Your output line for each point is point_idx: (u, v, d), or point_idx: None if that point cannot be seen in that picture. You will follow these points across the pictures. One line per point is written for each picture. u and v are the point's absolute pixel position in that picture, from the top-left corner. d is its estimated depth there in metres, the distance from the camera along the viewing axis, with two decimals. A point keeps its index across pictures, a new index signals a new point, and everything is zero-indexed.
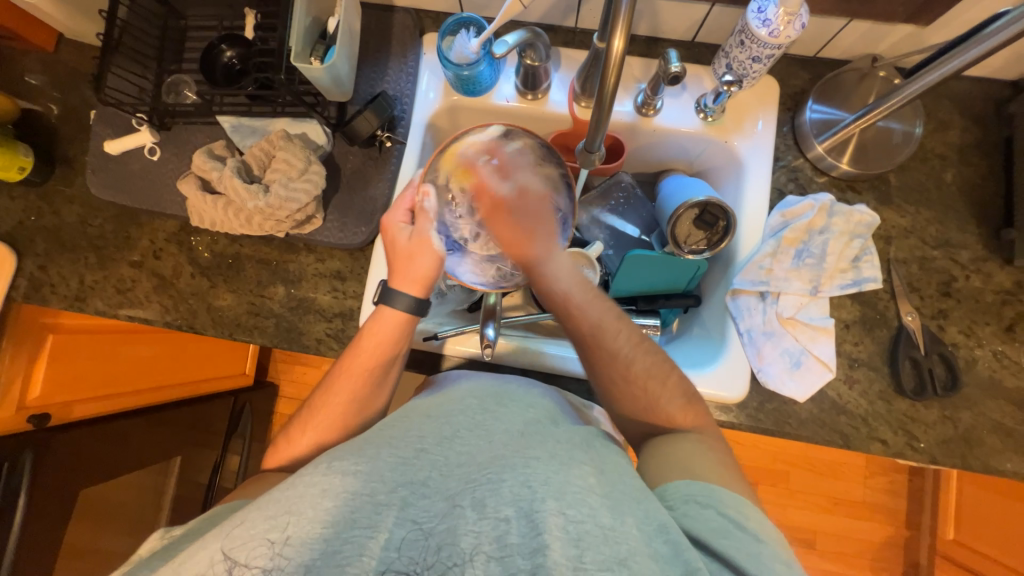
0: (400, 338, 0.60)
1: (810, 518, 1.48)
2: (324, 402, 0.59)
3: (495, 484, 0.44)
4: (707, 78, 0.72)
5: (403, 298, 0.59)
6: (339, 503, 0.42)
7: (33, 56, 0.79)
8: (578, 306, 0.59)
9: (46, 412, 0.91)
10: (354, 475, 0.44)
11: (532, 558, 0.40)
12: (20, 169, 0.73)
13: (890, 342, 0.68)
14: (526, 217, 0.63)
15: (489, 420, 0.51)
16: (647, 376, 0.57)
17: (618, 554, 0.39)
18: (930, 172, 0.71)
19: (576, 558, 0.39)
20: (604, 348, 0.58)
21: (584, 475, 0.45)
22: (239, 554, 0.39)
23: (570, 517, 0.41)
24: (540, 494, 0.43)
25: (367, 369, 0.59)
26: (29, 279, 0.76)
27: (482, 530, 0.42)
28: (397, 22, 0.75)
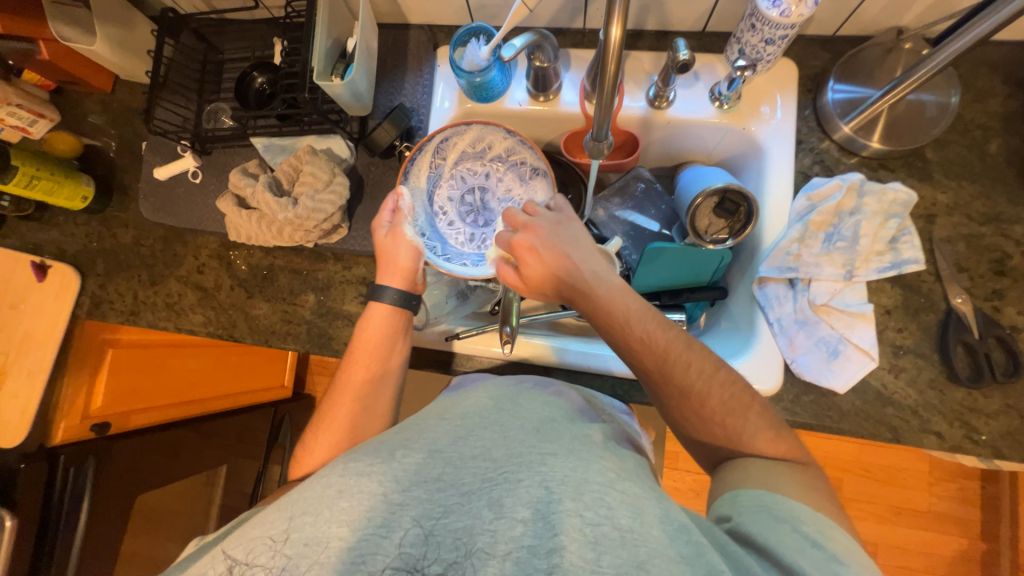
0: (396, 331, 0.64)
1: (869, 529, 1.37)
2: (334, 400, 0.62)
3: (510, 483, 0.44)
4: (720, 66, 0.71)
5: (390, 292, 0.63)
6: (355, 503, 0.43)
7: (94, 97, 0.88)
8: (641, 331, 0.55)
9: (105, 421, 0.98)
10: (369, 476, 0.44)
11: (548, 558, 0.40)
12: (83, 198, 0.81)
13: (939, 326, 0.63)
14: (557, 250, 0.58)
15: (505, 418, 0.51)
16: (703, 390, 0.52)
17: (636, 559, 0.39)
18: (972, 145, 0.67)
19: (593, 561, 0.39)
20: (672, 380, 0.53)
21: (605, 471, 0.45)
22: (240, 554, 0.42)
23: (587, 519, 0.41)
24: (557, 494, 0.43)
25: (373, 361, 0.63)
26: (91, 297, 0.84)
27: (498, 529, 0.42)
28: (412, 39, 0.78)
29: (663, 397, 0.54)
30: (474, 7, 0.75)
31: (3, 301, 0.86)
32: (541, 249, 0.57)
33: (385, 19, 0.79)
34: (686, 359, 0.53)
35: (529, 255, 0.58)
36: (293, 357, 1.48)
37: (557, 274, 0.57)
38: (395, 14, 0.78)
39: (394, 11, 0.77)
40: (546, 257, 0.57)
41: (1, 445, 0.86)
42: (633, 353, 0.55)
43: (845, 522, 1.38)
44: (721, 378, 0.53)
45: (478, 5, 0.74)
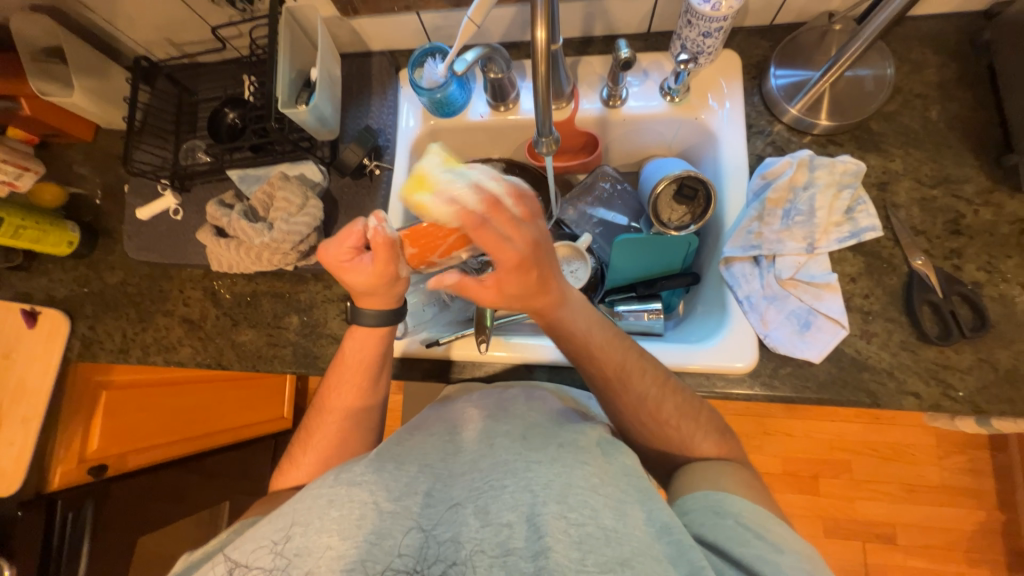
0: (381, 354, 0.63)
1: (885, 509, 1.35)
2: (322, 417, 0.63)
3: (495, 491, 0.45)
4: (666, 62, 0.75)
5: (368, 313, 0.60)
6: (346, 511, 0.44)
7: (77, 148, 0.91)
8: (598, 347, 0.55)
9: (103, 463, 0.98)
10: (361, 486, 0.46)
11: (535, 560, 0.41)
12: (69, 244, 0.84)
13: (903, 288, 0.65)
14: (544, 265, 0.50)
15: (495, 430, 0.52)
16: (658, 398, 0.55)
17: (620, 556, 0.40)
18: (914, 114, 0.70)
19: (578, 561, 0.40)
20: (631, 391, 0.55)
21: (589, 475, 0.46)
22: (238, 555, 0.44)
23: (572, 521, 0.42)
24: (542, 498, 0.44)
25: (362, 382, 0.63)
26: (82, 338, 0.85)
27: (483, 537, 0.43)
28: (375, 65, 0.82)
29: (615, 406, 0.57)
30: (430, 29, 0.79)
31: None
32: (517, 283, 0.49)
33: (348, 49, 0.83)
34: (641, 367, 0.56)
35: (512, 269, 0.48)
36: (291, 387, 1.48)
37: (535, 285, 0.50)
38: (357, 44, 0.82)
39: (356, 41, 0.81)
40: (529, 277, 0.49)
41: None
42: (592, 362, 0.56)
43: (860, 505, 1.36)
44: (674, 390, 0.56)
45: (433, 27, 0.78)
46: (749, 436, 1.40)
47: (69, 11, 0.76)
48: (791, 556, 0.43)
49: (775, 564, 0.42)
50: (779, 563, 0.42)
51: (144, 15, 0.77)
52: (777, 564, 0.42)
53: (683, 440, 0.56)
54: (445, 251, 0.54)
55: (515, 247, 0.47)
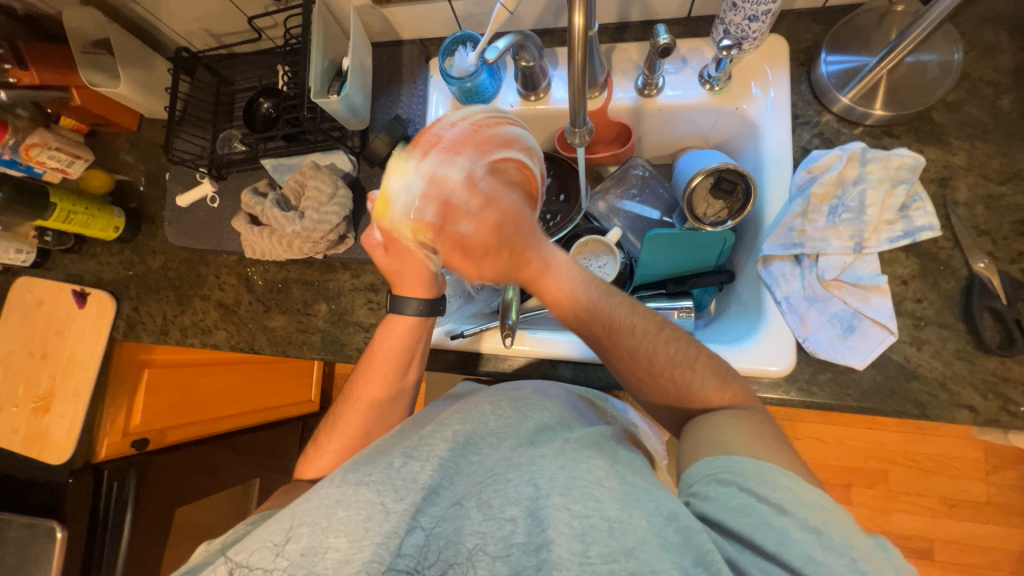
0: (415, 341, 0.66)
1: (923, 524, 1.28)
2: (350, 404, 0.65)
3: (499, 484, 0.45)
4: (707, 49, 0.71)
5: (412, 302, 0.64)
6: (353, 512, 0.43)
7: (122, 137, 0.95)
8: (589, 307, 0.56)
9: (146, 437, 1.03)
10: (368, 485, 0.46)
11: (537, 554, 0.39)
12: (115, 228, 0.88)
13: (961, 293, 0.60)
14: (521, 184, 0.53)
15: (502, 428, 0.52)
16: (650, 349, 0.55)
17: (624, 546, 0.39)
18: (983, 103, 0.64)
19: (581, 553, 0.39)
20: (623, 346, 0.56)
21: (593, 469, 0.46)
22: (243, 556, 0.43)
23: (575, 512, 0.42)
24: (544, 491, 0.43)
25: (389, 372, 0.65)
26: (126, 319, 0.90)
27: (486, 531, 0.42)
28: (406, 54, 0.82)
29: (614, 363, 0.58)
30: (461, 17, 0.77)
31: (50, 330, 0.93)
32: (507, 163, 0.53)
33: (380, 38, 0.83)
34: (631, 322, 0.56)
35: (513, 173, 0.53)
36: (318, 372, 1.52)
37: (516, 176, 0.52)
38: (388, 33, 0.82)
39: (387, 29, 0.81)
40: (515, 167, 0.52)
41: (49, 462, 0.90)
42: (585, 327, 0.57)
43: (896, 518, 1.29)
44: (669, 341, 0.55)
45: (465, 14, 0.77)
46: None
47: (117, 3, 0.79)
48: (792, 519, 0.40)
49: (778, 532, 0.40)
50: (783, 527, 0.40)
51: (186, 6, 0.79)
52: (779, 534, 0.39)
53: (681, 391, 0.55)
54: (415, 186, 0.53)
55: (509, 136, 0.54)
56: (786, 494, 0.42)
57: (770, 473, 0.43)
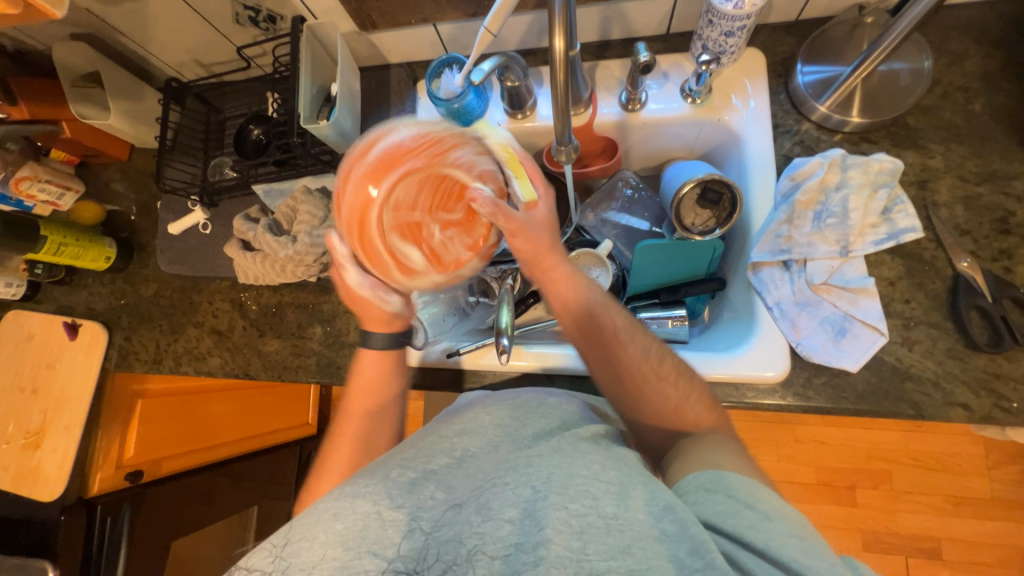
0: (394, 365, 0.65)
1: (930, 523, 1.28)
2: (335, 441, 0.62)
3: (497, 488, 0.44)
4: (687, 63, 0.73)
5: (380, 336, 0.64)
6: (349, 524, 0.42)
7: (113, 167, 0.95)
8: (597, 311, 0.58)
9: (139, 469, 1.01)
10: (364, 496, 0.44)
11: (534, 552, 0.40)
12: (106, 258, 0.88)
13: (948, 292, 0.61)
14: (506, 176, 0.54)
15: (500, 433, 0.50)
16: (650, 357, 0.56)
17: (621, 544, 0.40)
18: (956, 107, 0.66)
19: (579, 550, 0.40)
20: (623, 352, 0.56)
21: (591, 465, 0.45)
22: (239, 561, 0.43)
23: (573, 511, 0.41)
24: (543, 492, 0.43)
25: (371, 399, 0.64)
26: (119, 349, 0.89)
27: (486, 532, 0.42)
28: (393, 77, 0.83)
29: (614, 363, 0.56)
30: (447, 40, 0.79)
31: (41, 364, 0.92)
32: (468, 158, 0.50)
33: (368, 63, 0.84)
34: (636, 333, 0.58)
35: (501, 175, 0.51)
36: (315, 394, 1.50)
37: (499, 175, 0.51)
38: (375, 58, 0.83)
39: (375, 54, 0.82)
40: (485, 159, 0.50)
41: (40, 499, 0.88)
42: (586, 331, 0.58)
43: (901, 518, 1.29)
44: (666, 358, 0.57)
45: (450, 37, 0.79)
46: (780, 445, 1.35)
47: (106, 37, 0.80)
48: (781, 524, 0.41)
49: (764, 533, 0.40)
50: (770, 531, 0.41)
51: (176, 38, 0.80)
52: (767, 535, 0.40)
53: (677, 403, 0.54)
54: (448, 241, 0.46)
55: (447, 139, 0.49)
56: (773, 504, 0.43)
57: (758, 486, 0.44)
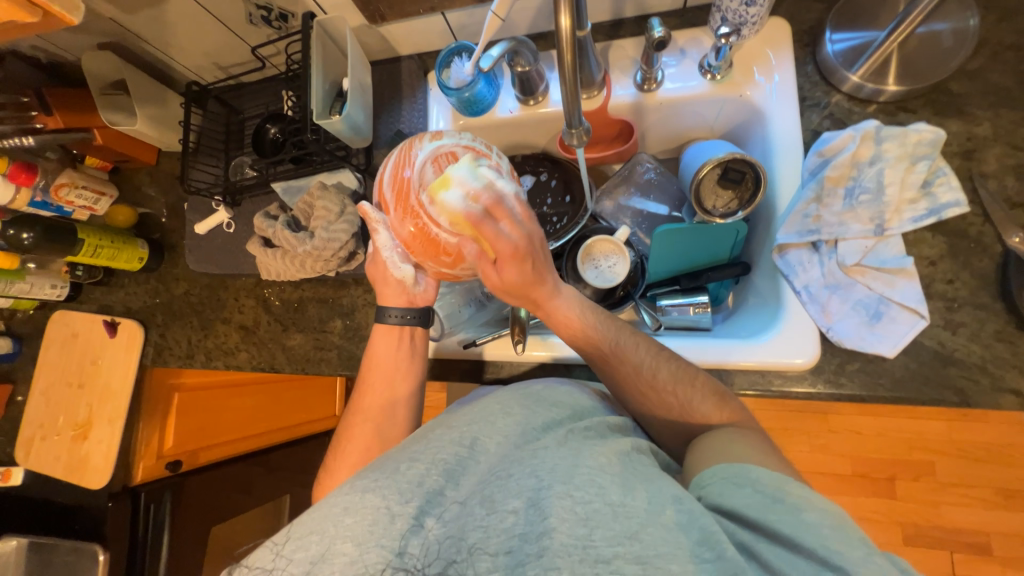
0: (407, 348, 0.66)
1: (978, 516, 1.21)
2: (353, 419, 0.65)
3: (501, 479, 0.44)
4: (705, 38, 0.70)
5: (395, 312, 0.64)
6: (359, 518, 0.42)
7: (143, 171, 0.99)
8: (594, 331, 0.59)
9: (178, 459, 1.07)
10: (373, 490, 0.44)
11: (539, 542, 0.40)
12: (139, 259, 0.92)
13: (996, 270, 0.57)
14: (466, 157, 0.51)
15: (509, 425, 0.50)
16: (653, 367, 0.56)
17: (628, 529, 0.39)
18: (1006, 69, 0.60)
19: (584, 536, 0.39)
20: (628, 364, 0.57)
21: (597, 456, 0.45)
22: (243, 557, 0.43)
23: (577, 499, 0.41)
24: (546, 482, 0.43)
25: (386, 382, 0.65)
26: (155, 345, 0.93)
27: (490, 523, 0.42)
28: (405, 69, 0.83)
29: (614, 383, 0.58)
30: (456, 28, 0.78)
31: (86, 360, 0.97)
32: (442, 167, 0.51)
33: (379, 56, 0.84)
34: (635, 342, 0.58)
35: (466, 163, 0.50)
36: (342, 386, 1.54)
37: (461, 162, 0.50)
38: (386, 51, 0.83)
39: (385, 47, 0.82)
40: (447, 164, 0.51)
41: (91, 486, 0.94)
42: (589, 349, 0.59)
43: (946, 511, 1.22)
44: (669, 360, 0.57)
45: (459, 25, 0.77)
46: (812, 435, 1.30)
47: (130, 45, 0.83)
48: (812, 515, 0.39)
49: (801, 530, 0.38)
50: (806, 524, 0.38)
51: (194, 42, 0.82)
52: (802, 531, 0.38)
53: (683, 407, 0.54)
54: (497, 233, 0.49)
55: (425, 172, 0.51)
56: (804, 495, 0.41)
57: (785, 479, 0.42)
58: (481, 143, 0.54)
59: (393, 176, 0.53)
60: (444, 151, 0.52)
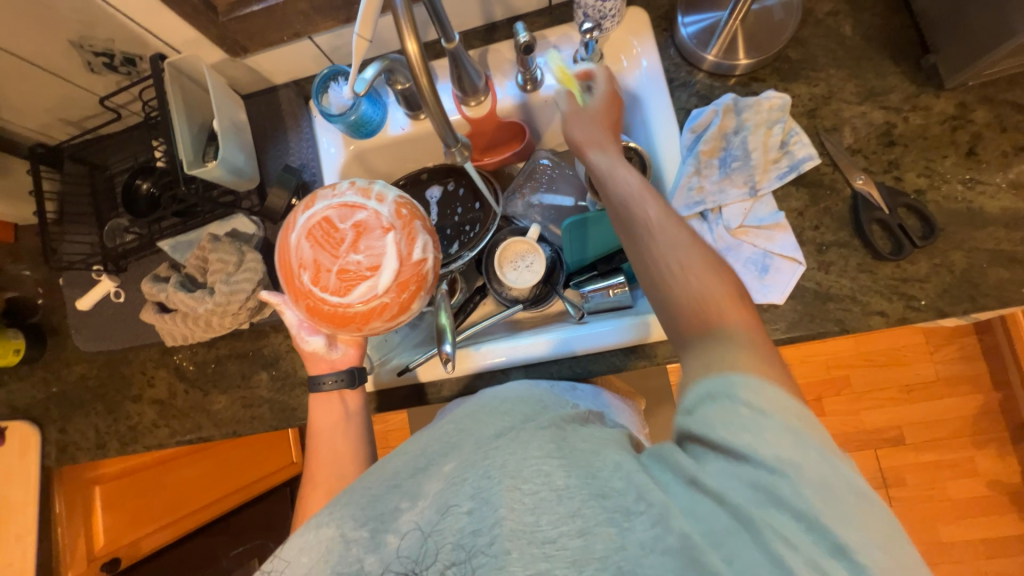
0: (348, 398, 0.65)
1: (889, 413, 1.39)
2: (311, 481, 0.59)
3: (456, 484, 0.43)
4: (574, 33, 0.72)
5: (329, 377, 0.63)
6: (313, 552, 0.43)
7: (0, 251, 0.87)
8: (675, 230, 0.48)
9: (115, 556, 0.97)
10: (325, 523, 0.44)
11: (492, 537, 0.39)
12: (15, 351, 0.80)
13: (850, 211, 0.65)
14: (337, 218, 0.49)
15: (462, 429, 0.48)
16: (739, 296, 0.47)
17: (571, 509, 0.39)
18: (829, 34, 0.68)
19: (532, 524, 0.39)
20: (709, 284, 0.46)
21: (543, 443, 0.43)
22: None
23: (526, 491, 0.40)
24: (497, 478, 0.42)
25: (333, 431, 0.62)
26: (56, 443, 0.83)
27: (448, 529, 0.41)
28: (283, 98, 0.79)
29: (687, 297, 0.46)
30: (329, 51, 0.75)
31: None
32: (315, 238, 0.48)
33: (251, 88, 0.79)
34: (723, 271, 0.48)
35: (341, 224, 0.48)
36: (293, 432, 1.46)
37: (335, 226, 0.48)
38: (257, 82, 0.78)
39: (257, 79, 0.77)
40: (321, 234, 0.48)
41: None
42: (666, 242, 0.48)
43: (865, 415, 1.39)
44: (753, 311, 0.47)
45: (331, 47, 0.74)
46: None
47: None
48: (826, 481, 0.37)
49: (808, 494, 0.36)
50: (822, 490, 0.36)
51: (28, 99, 0.73)
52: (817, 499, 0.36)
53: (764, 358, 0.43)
54: (403, 276, 0.48)
55: (302, 249, 0.49)
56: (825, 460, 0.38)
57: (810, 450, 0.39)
58: (354, 190, 0.50)
59: (282, 268, 0.50)
60: (316, 219, 0.49)
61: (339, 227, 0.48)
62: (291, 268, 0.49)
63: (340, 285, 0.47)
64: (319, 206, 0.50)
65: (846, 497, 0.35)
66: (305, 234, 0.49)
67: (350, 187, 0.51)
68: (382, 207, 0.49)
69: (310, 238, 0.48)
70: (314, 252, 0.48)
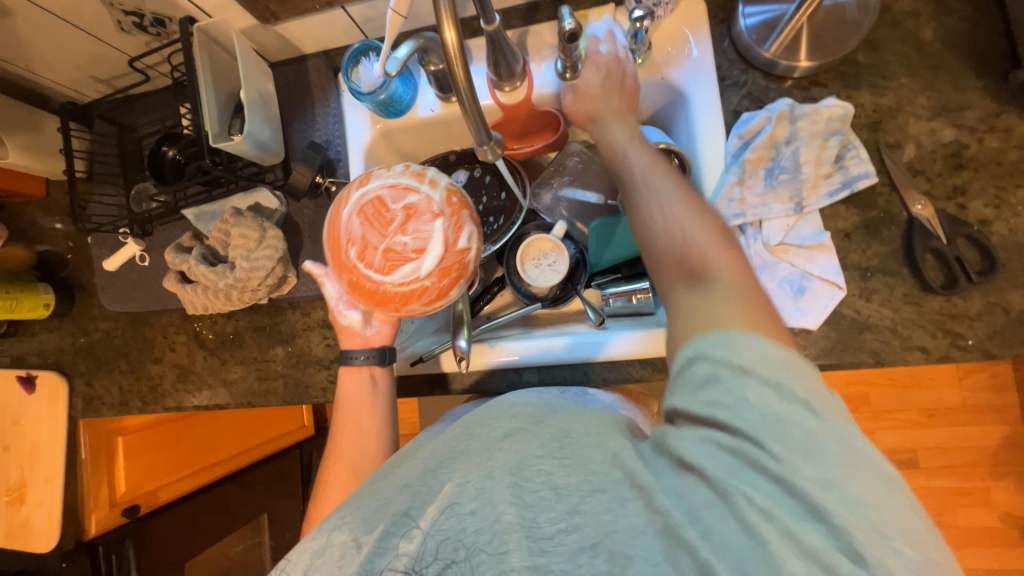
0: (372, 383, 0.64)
1: (905, 436, 1.35)
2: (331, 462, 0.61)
3: (459, 486, 0.44)
4: (622, 18, 0.67)
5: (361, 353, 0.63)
6: (328, 556, 0.44)
7: (32, 204, 0.88)
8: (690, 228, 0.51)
9: (135, 503, 1.01)
10: (340, 526, 0.45)
11: (497, 539, 0.41)
12: (45, 305, 0.83)
13: (904, 237, 0.60)
14: (389, 198, 0.47)
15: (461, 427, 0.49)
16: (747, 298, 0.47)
17: (569, 506, 0.41)
18: (906, 37, 0.62)
19: (531, 520, 0.41)
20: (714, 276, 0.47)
21: (540, 443, 0.44)
22: None
23: (525, 490, 0.42)
24: (495, 476, 0.43)
25: (355, 416, 0.62)
26: (82, 395, 0.86)
27: (455, 530, 0.43)
28: (312, 69, 0.76)
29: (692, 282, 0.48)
30: (361, 22, 0.71)
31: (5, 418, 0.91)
32: (365, 216, 0.47)
33: (280, 56, 0.77)
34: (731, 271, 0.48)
35: (392, 204, 0.47)
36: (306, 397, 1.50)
37: (386, 206, 0.47)
38: (287, 50, 0.76)
39: (286, 47, 0.75)
40: (371, 212, 0.47)
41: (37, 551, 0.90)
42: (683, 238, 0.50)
43: (879, 435, 1.36)
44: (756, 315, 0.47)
45: (364, 18, 0.71)
46: None
47: None
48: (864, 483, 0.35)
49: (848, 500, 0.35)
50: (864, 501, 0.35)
51: (59, 55, 0.72)
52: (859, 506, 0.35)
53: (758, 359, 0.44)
54: (446, 262, 0.47)
55: (349, 225, 0.47)
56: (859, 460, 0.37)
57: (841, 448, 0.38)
58: (408, 172, 0.49)
59: (329, 241, 0.49)
60: (369, 196, 0.48)
61: (390, 208, 0.47)
62: (337, 242, 0.48)
63: (382, 265, 0.46)
64: (372, 184, 0.49)
65: (863, 487, 0.34)
66: (354, 210, 0.48)
67: (404, 168, 0.49)
68: (433, 192, 0.47)
69: (360, 215, 0.47)
70: (363, 229, 0.47)
